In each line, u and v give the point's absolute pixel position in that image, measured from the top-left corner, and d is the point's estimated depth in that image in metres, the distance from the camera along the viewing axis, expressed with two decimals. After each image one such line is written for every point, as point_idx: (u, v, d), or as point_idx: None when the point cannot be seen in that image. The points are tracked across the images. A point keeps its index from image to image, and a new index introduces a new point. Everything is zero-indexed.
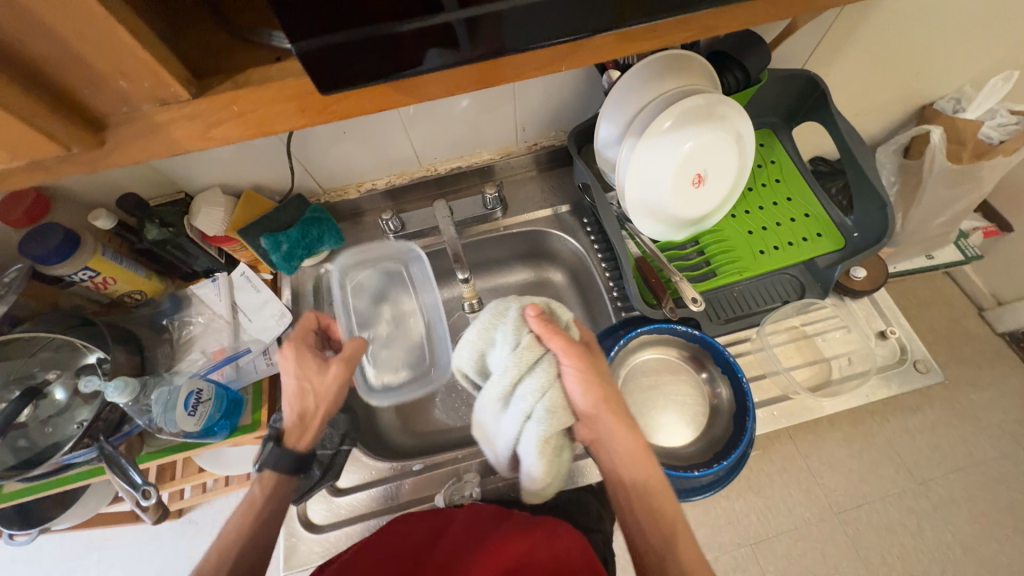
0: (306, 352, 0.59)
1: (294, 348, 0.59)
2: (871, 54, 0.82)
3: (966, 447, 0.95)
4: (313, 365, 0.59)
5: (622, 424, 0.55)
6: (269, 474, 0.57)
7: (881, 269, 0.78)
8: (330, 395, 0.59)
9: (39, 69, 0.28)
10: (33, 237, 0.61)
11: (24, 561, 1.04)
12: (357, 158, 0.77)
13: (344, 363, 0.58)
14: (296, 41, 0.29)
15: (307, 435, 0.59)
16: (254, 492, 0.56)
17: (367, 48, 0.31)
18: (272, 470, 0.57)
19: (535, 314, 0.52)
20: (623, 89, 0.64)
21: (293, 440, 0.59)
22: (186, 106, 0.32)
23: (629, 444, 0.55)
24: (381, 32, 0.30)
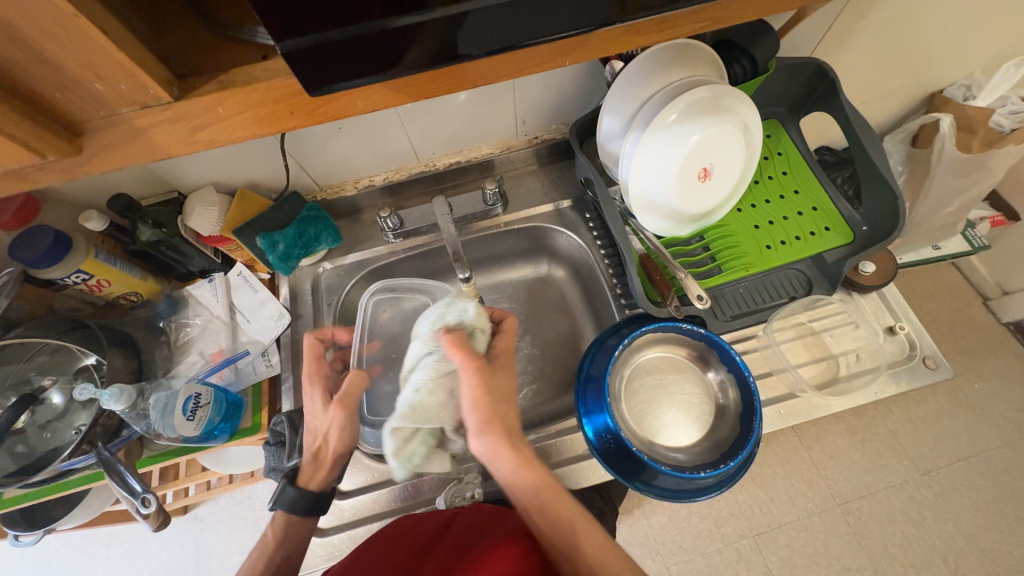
0: (316, 388, 0.60)
1: (310, 381, 0.61)
2: (881, 41, 0.80)
3: (969, 437, 0.94)
4: (318, 405, 0.60)
5: (505, 447, 0.52)
6: (280, 513, 0.59)
7: (890, 263, 0.76)
8: (339, 435, 0.60)
9: (10, 75, 0.26)
10: (23, 241, 0.60)
11: (32, 558, 1.05)
12: (353, 155, 0.75)
13: (340, 407, 0.58)
14: (283, 38, 0.27)
15: (320, 472, 0.60)
16: (266, 534, 0.58)
17: (358, 46, 0.29)
18: (283, 509, 0.59)
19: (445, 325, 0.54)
20: (627, 81, 0.62)
21: (305, 480, 0.60)
22: (168, 109, 0.31)
23: (514, 474, 0.52)
24: (373, 28, 0.28)
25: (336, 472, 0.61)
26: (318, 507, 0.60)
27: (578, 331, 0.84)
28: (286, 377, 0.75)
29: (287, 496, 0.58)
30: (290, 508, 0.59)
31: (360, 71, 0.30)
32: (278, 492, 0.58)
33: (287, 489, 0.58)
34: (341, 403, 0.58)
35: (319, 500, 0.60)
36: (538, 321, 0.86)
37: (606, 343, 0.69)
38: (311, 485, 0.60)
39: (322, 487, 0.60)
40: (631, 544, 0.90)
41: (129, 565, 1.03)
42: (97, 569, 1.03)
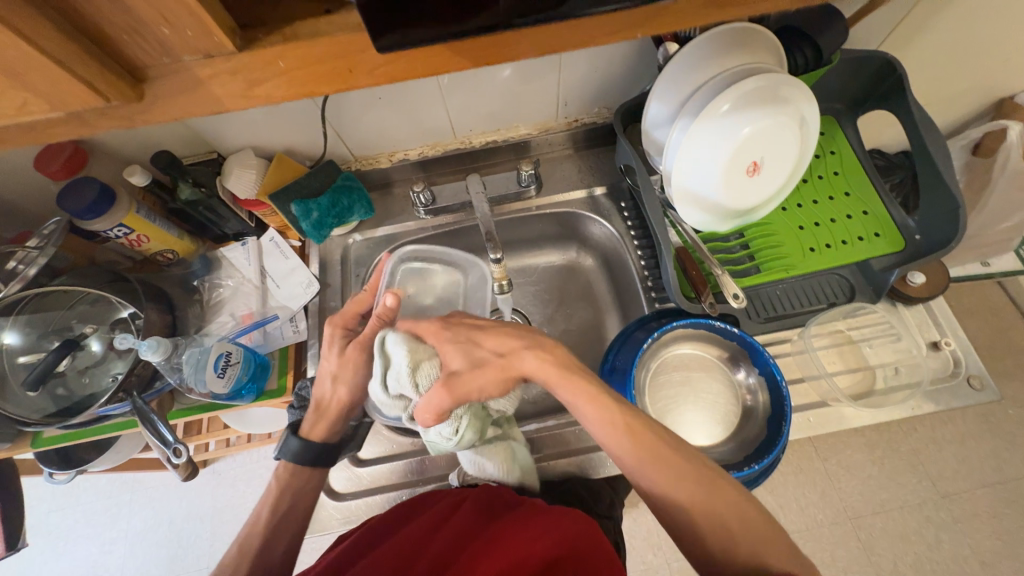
0: (336, 337, 0.60)
1: (333, 328, 0.60)
2: (954, 39, 0.74)
3: (996, 463, 0.89)
4: (332, 350, 0.60)
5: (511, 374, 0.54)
6: (284, 462, 0.60)
7: (943, 275, 0.72)
8: (349, 383, 0.59)
9: (82, 14, 0.26)
10: (69, 191, 0.61)
11: (63, 494, 1.11)
12: (391, 125, 0.74)
13: (360, 349, 0.58)
14: None
15: (322, 423, 0.60)
16: (272, 480, 0.59)
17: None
18: (286, 459, 0.59)
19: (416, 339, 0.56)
20: (680, 65, 0.59)
21: (308, 428, 0.60)
22: (230, 60, 0.30)
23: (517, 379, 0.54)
24: None
25: (337, 425, 0.61)
26: (322, 458, 0.60)
27: (603, 322, 0.83)
28: (311, 344, 0.75)
29: (290, 447, 0.59)
30: (296, 459, 0.59)
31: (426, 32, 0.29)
32: (282, 442, 0.59)
33: (291, 440, 0.59)
34: (361, 347, 0.58)
35: (326, 451, 0.60)
36: (563, 308, 0.85)
37: (633, 335, 0.68)
38: (315, 436, 0.60)
39: (328, 438, 0.60)
40: (633, 538, 0.89)
41: (151, 510, 1.08)
42: (121, 511, 1.09)
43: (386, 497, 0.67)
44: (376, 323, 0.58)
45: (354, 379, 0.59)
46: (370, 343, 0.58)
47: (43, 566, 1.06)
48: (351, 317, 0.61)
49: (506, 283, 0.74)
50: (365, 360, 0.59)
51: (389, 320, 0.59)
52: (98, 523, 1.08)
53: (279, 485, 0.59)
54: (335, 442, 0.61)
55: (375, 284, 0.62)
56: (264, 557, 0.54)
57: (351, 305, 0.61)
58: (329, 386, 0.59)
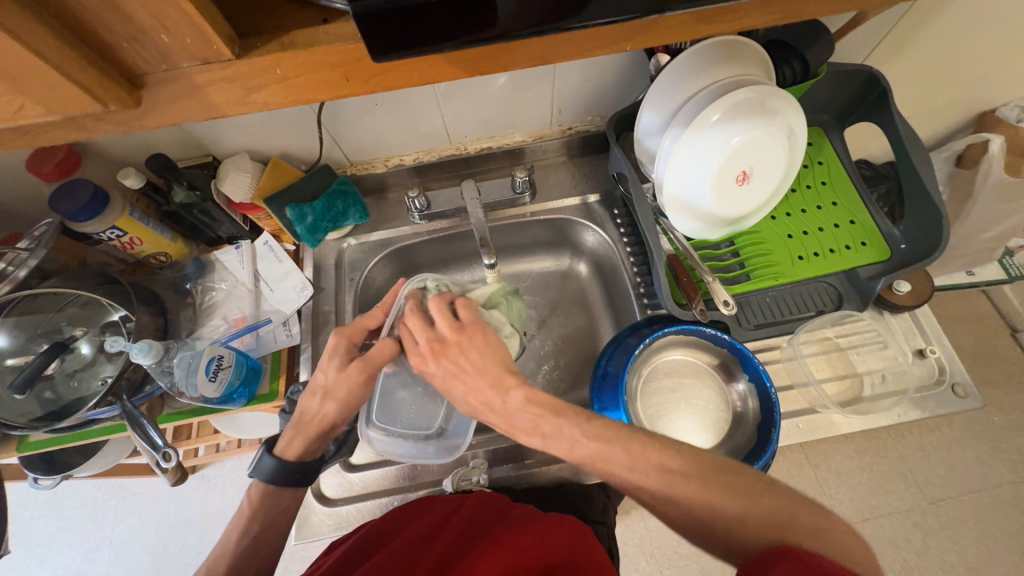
0: (338, 350, 0.58)
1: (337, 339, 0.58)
2: (936, 54, 0.76)
3: (982, 470, 0.90)
4: (329, 366, 0.57)
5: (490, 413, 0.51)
6: (258, 482, 0.56)
7: (928, 283, 0.73)
8: (341, 400, 0.56)
9: (82, 21, 0.27)
10: (62, 193, 0.61)
11: (47, 501, 1.09)
12: (387, 131, 0.75)
13: (362, 369, 0.56)
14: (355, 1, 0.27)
15: (298, 439, 0.58)
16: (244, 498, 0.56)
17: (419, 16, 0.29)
18: (260, 478, 0.56)
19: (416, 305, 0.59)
20: (671, 76, 0.60)
21: (286, 446, 0.57)
22: (227, 67, 0.31)
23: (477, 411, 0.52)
24: None
25: (317, 443, 0.58)
26: (296, 480, 0.57)
27: (596, 327, 0.84)
28: (303, 348, 0.75)
29: (264, 465, 0.57)
30: (266, 479, 0.56)
31: (422, 43, 0.30)
32: (256, 459, 0.56)
33: (266, 458, 0.56)
34: (365, 363, 0.56)
35: (301, 470, 0.57)
36: (556, 314, 0.86)
37: (626, 341, 0.68)
38: (290, 454, 0.57)
39: (302, 457, 0.57)
40: (625, 545, 0.89)
41: (137, 517, 1.07)
42: (107, 517, 1.07)
43: (377, 503, 0.66)
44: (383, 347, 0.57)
45: (347, 397, 0.56)
46: (376, 361, 0.56)
47: (25, 575, 1.04)
48: (358, 331, 0.60)
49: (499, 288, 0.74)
50: (365, 382, 0.57)
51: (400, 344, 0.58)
52: (83, 530, 1.07)
53: (253, 504, 0.56)
54: (312, 463, 0.59)
55: (388, 302, 0.64)
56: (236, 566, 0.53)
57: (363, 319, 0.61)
58: (320, 401, 0.57)
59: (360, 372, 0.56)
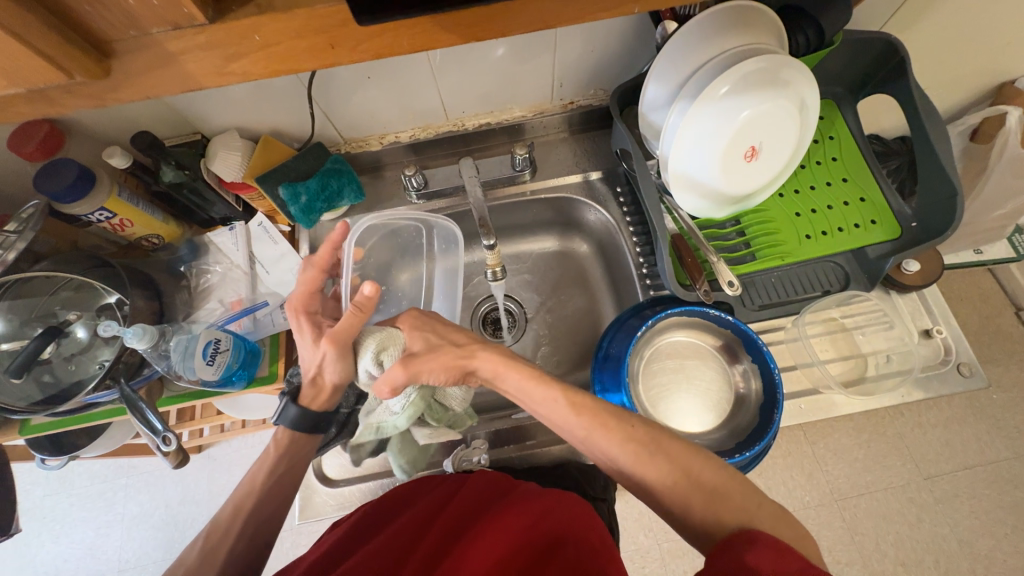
0: (305, 320, 0.56)
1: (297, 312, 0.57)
2: (958, 21, 0.73)
3: (979, 446, 0.90)
4: (309, 339, 0.56)
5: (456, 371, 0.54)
6: (284, 428, 0.59)
7: (938, 261, 0.71)
8: (337, 367, 0.56)
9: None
10: (46, 173, 0.59)
11: (57, 479, 1.11)
12: (382, 106, 0.72)
13: (333, 340, 0.53)
14: None
15: (322, 396, 0.59)
16: (271, 445, 0.59)
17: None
18: (286, 425, 0.59)
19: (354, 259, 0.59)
20: (678, 45, 0.57)
21: (307, 400, 0.59)
22: (202, 33, 0.29)
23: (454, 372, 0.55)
24: None
25: (336, 398, 0.60)
26: (318, 427, 0.60)
27: (597, 308, 0.83)
28: None
29: (289, 414, 0.58)
30: (291, 427, 0.59)
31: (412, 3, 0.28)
32: (279, 409, 0.58)
33: (290, 408, 0.58)
34: (335, 336, 0.53)
35: (321, 419, 0.60)
36: (556, 295, 0.85)
37: (627, 323, 0.67)
38: (313, 406, 0.59)
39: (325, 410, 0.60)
40: (624, 520, 0.91)
41: (146, 495, 1.09)
42: (117, 495, 1.09)
43: (379, 483, 0.67)
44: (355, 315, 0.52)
45: (338, 364, 0.55)
46: (349, 332, 0.53)
47: (40, 549, 1.07)
48: (307, 298, 0.57)
49: (499, 270, 0.72)
50: (346, 349, 0.54)
51: (366, 311, 0.52)
52: (94, 507, 1.09)
53: (279, 446, 0.59)
54: (332, 413, 0.61)
55: (326, 259, 0.57)
56: (244, 541, 0.54)
57: (301, 289, 0.57)
58: (320, 371, 0.56)
59: (332, 346, 0.53)
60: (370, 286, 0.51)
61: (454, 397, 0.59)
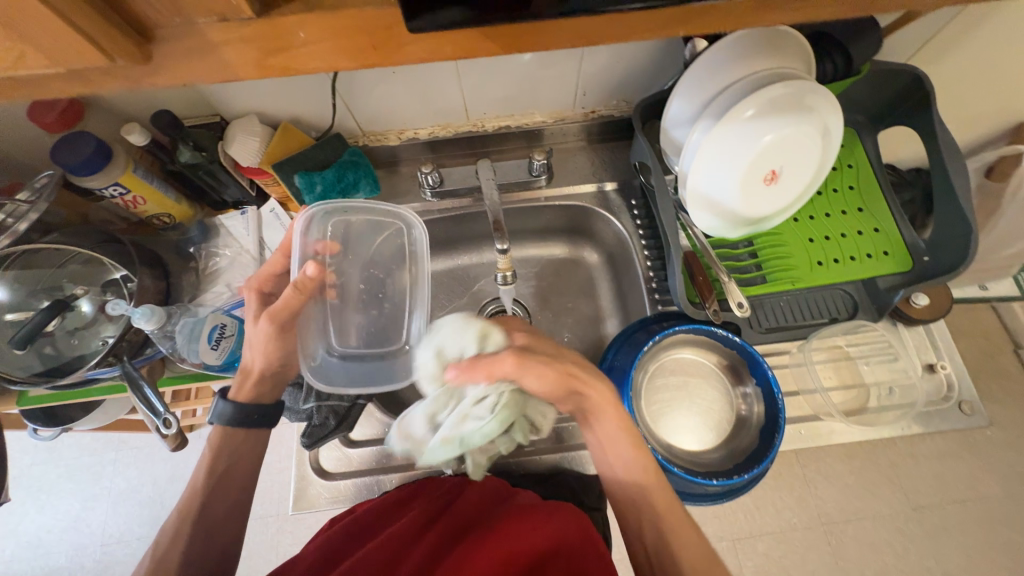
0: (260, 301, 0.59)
1: (254, 293, 0.59)
2: (983, 59, 0.73)
3: (970, 481, 0.90)
4: (250, 316, 0.59)
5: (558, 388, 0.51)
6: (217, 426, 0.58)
7: (946, 296, 0.71)
8: (266, 352, 0.56)
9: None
10: (64, 146, 0.59)
11: (46, 449, 1.11)
12: (403, 102, 0.72)
13: (270, 320, 0.55)
14: None
15: (249, 385, 0.59)
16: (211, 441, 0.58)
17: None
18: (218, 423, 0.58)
19: (312, 272, 0.54)
20: (705, 65, 0.58)
21: (239, 392, 0.59)
22: (247, 28, 0.29)
23: (536, 390, 0.50)
24: None
25: (270, 388, 0.59)
26: (253, 422, 0.59)
27: (603, 319, 0.83)
28: None
29: (221, 411, 0.58)
30: (224, 422, 0.58)
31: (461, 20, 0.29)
32: (212, 405, 0.58)
33: (221, 403, 0.58)
34: (272, 313, 0.54)
35: (261, 412, 0.59)
36: (562, 303, 0.84)
37: (634, 336, 0.67)
38: (244, 398, 0.59)
39: (258, 399, 0.59)
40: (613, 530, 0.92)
41: (135, 471, 1.08)
42: (106, 469, 1.09)
43: (375, 480, 0.67)
44: (289, 296, 0.54)
45: (266, 346, 0.56)
46: (285, 311, 0.54)
47: (26, 517, 1.07)
48: (267, 280, 0.60)
49: (509, 274, 0.72)
50: (281, 332, 0.56)
51: (308, 292, 0.55)
52: (81, 479, 1.09)
53: (215, 449, 0.58)
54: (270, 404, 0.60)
55: (289, 245, 0.60)
56: None
57: (262, 270, 0.60)
58: (248, 352, 0.57)
59: (271, 324, 0.55)
60: (313, 265, 0.54)
61: (540, 415, 0.54)
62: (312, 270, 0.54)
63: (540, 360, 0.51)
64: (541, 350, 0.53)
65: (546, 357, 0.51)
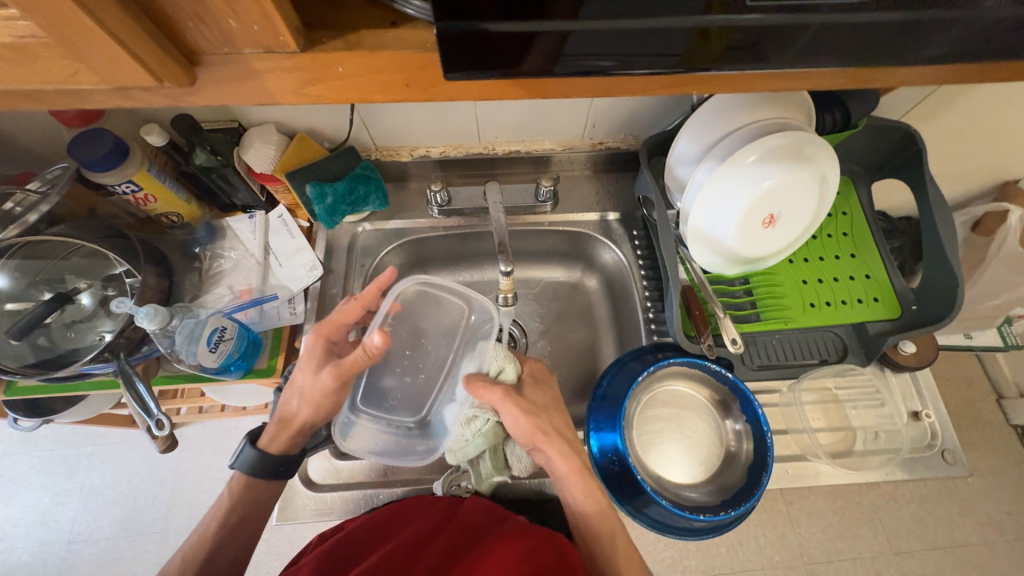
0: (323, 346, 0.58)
1: (317, 336, 0.58)
2: (972, 122, 0.77)
3: (949, 529, 0.91)
4: (309, 364, 0.57)
5: (529, 437, 0.58)
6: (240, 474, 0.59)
7: (932, 345, 0.73)
8: (316, 404, 0.58)
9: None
10: (82, 141, 0.60)
11: (22, 439, 1.08)
12: (418, 121, 0.74)
13: (335, 375, 0.55)
14: (439, 19, 0.28)
15: (283, 435, 0.60)
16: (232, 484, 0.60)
17: (490, 43, 0.30)
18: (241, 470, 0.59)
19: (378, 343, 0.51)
20: (711, 110, 0.61)
21: (268, 440, 0.60)
22: (290, 59, 0.31)
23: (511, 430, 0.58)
24: (522, 27, 0.29)
25: (301, 437, 0.61)
26: (279, 473, 0.60)
27: (598, 345, 0.84)
28: (306, 328, 0.74)
29: (245, 457, 0.59)
30: (246, 469, 0.59)
31: (490, 67, 0.31)
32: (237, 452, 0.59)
33: (246, 450, 0.59)
34: (337, 370, 0.54)
35: (283, 463, 0.60)
36: (559, 326, 0.85)
37: (629, 365, 0.68)
38: (274, 448, 0.60)
39: (286, 451, 0.60)
40: None
41: (112, 468, 1.06)
42: (81, 463, 1.06)
43: (361, 494, 0.66)
44: (357, 357, 0.53)
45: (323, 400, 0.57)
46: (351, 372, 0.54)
47: None
48: (335, 328, 0.58)
49: (510, 296, 0.73)
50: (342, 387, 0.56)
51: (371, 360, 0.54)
52: (55, 472, 1.06)
53: (235, 492, 0.60)
54: (295, 455, 0.61)
55: (368, 298, 0.57)
56: None
57: (334, 316, 0.57)
58: (299, 401, 0.58)
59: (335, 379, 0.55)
60: (382, 335, 0.51)
61: (516, 459, 0.64)
62: (380, 340, 0.51)
63: (520, 407, 0.58)
64: (528, 399, 0.60)
65: (528, 406, 0.58)
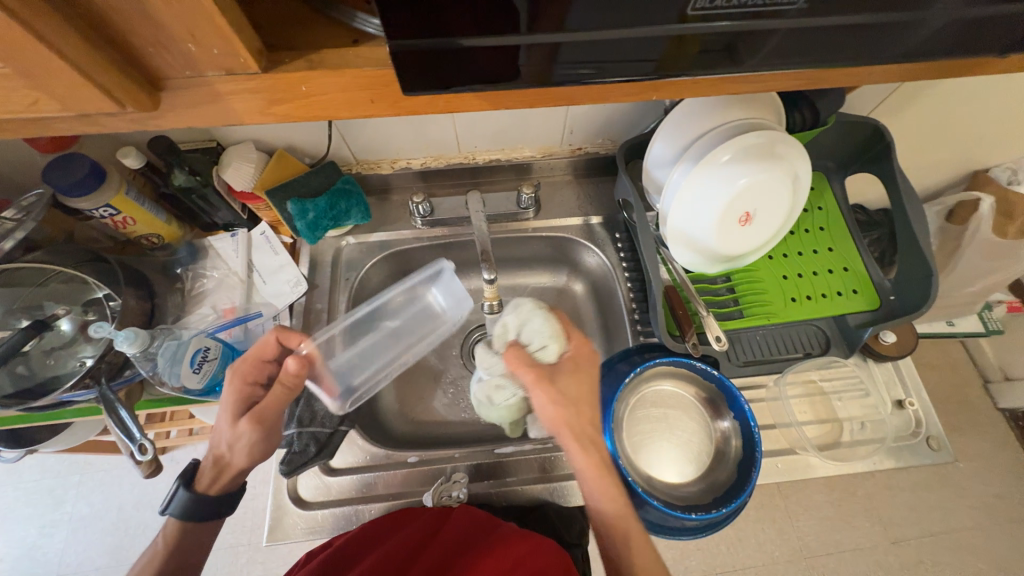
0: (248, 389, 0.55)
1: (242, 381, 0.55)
2: (937, 115, 0.79)
3: (944, 515, 0.92)
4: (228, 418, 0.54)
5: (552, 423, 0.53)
6: (174, 521, 0.53)
7: (912, 334, 0.75)
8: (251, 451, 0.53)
9: (111, 27, 0.27)
10: (56, 166, 0.59)
11: (5, 471, 1.06)
12: (397, 134, 0.74)
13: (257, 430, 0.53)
14: (394, 38, 0.28)
15: (222, 478, 0.54)
16: (158, 540, 0.53)
17: (448, 58, 0.30)
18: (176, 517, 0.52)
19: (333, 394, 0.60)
20: (684, 112, 0.62)
21: (204, 484, 0.54)
22: (253, 80, 0.31)
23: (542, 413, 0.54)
24: (479, 44, 0.30)
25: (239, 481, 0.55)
26: (217, 513, 0.54)
27: None
28: None
29: (178, 501, 0.52)
30: (180, 514, 0.52)
31: (452, 82, 0.32)
32: (169, 497, 0.53)
33: (178, 492, 0.52)
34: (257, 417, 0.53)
35: (221, 504, 0.54)
36: None
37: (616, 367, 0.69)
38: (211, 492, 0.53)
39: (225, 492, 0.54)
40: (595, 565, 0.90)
41: (100, 496, 1.04)
42: (68, 493, 1.04)
43: (353, 510, 0.65)
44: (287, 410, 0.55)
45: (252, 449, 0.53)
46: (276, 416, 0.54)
47: None
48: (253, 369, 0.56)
49: (496, 304, 0.74)
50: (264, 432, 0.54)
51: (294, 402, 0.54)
52: (42, 504, 1.03)
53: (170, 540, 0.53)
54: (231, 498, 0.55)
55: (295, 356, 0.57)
56: None
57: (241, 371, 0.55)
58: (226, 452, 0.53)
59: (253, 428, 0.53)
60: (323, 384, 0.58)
61: None
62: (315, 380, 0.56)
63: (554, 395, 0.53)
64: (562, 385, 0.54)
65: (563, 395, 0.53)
